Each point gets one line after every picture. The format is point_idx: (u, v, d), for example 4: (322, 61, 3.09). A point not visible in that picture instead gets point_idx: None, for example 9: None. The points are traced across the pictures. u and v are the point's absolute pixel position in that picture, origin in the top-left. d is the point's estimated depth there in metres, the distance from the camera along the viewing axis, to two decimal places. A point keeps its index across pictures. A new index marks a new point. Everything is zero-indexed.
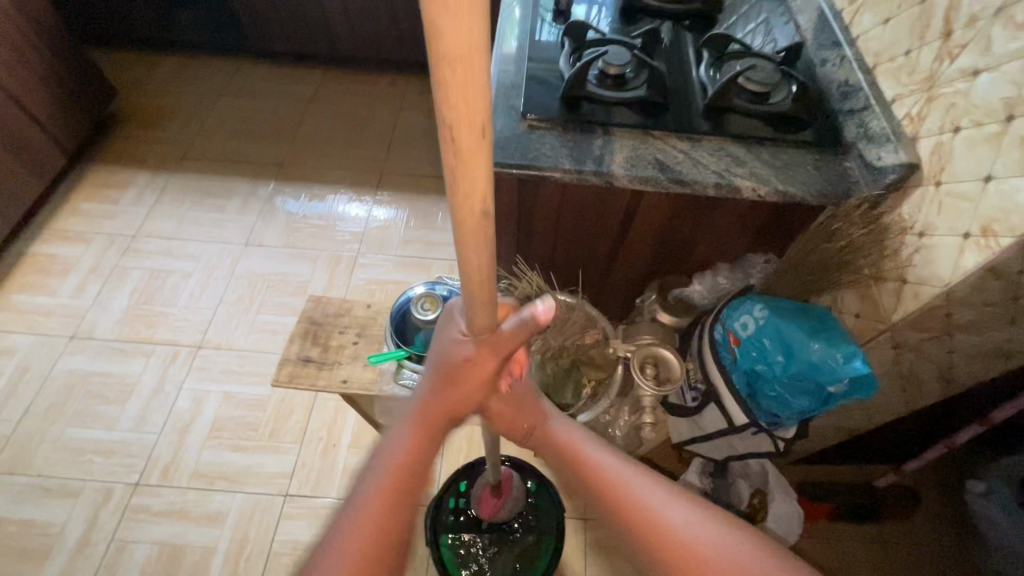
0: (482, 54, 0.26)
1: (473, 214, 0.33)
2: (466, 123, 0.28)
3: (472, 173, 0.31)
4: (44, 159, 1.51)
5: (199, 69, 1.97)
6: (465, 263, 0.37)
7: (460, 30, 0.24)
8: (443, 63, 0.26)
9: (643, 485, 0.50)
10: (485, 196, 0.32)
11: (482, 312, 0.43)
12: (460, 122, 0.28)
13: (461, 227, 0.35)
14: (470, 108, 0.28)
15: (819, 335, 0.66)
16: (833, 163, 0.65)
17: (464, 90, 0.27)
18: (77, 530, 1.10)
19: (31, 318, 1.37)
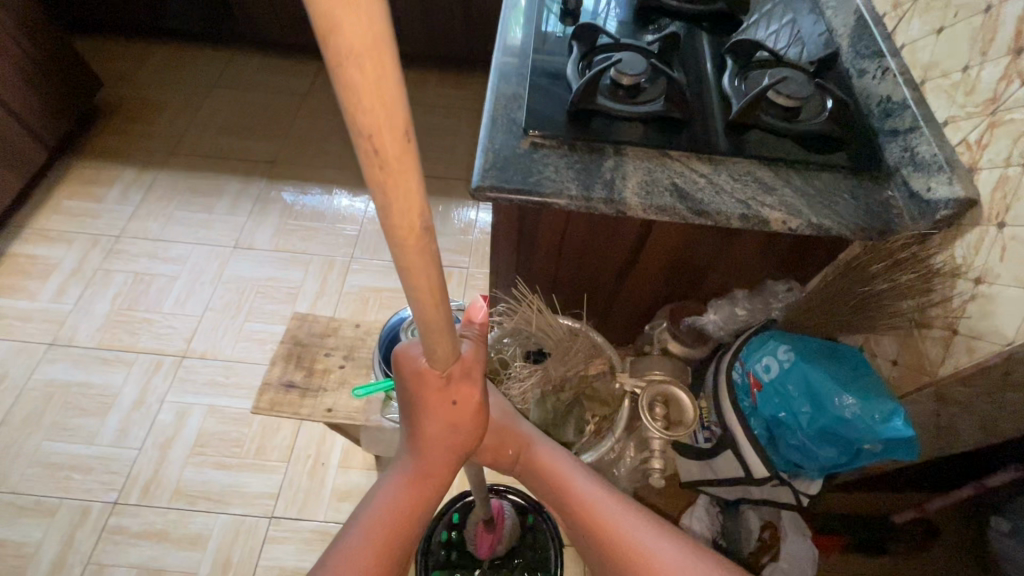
0: (390, 47, 0.21)
1: (411, 230, 0.28)
2: (381, 128, 0.23)
3: (405, 189, 0.26)
4: (24, 154, 1.44)
5: (190, 59, 1.89)
6: (409, 284, 0.32)
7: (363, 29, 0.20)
8: (331, 54, 0.21)
9: (619, 517, 0.54)
10: (420, 218, 0.28)
11: (440, 346, 0.39)
12: (379, 134, 0.23)
13: (400, 255, 0.30)
14: (381, 105, 0.22)
15: (852, 386, 0.59)
16: (874, 192, 0.58)
17: (379, 97, 0.22)
18: (52, 551, 1.05)
19: (9, 323, 1.31)
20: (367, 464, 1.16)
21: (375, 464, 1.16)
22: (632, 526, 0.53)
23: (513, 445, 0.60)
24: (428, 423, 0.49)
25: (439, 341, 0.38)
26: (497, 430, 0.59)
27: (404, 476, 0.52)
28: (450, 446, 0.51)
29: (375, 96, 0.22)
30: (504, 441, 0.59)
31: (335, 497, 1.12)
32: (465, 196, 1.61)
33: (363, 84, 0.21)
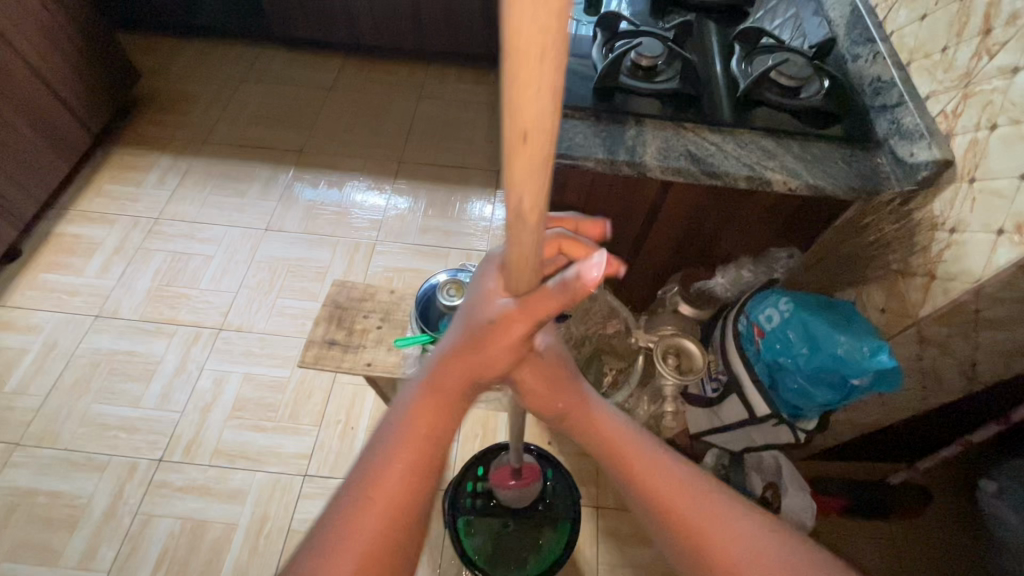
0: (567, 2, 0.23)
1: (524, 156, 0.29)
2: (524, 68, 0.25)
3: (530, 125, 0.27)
4: (70, 140, 1.53)
5: (220, 54, 1.98)
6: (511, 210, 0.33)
7: (539, 38, 0.24)
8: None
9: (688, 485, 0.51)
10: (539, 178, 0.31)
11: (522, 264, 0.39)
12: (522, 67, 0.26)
13: (509, 218, 0.35)
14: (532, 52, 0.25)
15: (845, 329, 0.66)
16: (863, 159, 0.66)
17: (525, 94, 0.26)
18: (104, 502, 1.13)
19: (58, 296, 1.40)
20: None
21: None
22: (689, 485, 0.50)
23: (563, 398, 0.55)
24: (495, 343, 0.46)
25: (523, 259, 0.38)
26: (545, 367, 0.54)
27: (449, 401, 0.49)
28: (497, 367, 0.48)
29: (523, 85, 0.26)
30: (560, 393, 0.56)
31: None
32: (483, 185, 1.70)
33: (514, 76, 0.26)
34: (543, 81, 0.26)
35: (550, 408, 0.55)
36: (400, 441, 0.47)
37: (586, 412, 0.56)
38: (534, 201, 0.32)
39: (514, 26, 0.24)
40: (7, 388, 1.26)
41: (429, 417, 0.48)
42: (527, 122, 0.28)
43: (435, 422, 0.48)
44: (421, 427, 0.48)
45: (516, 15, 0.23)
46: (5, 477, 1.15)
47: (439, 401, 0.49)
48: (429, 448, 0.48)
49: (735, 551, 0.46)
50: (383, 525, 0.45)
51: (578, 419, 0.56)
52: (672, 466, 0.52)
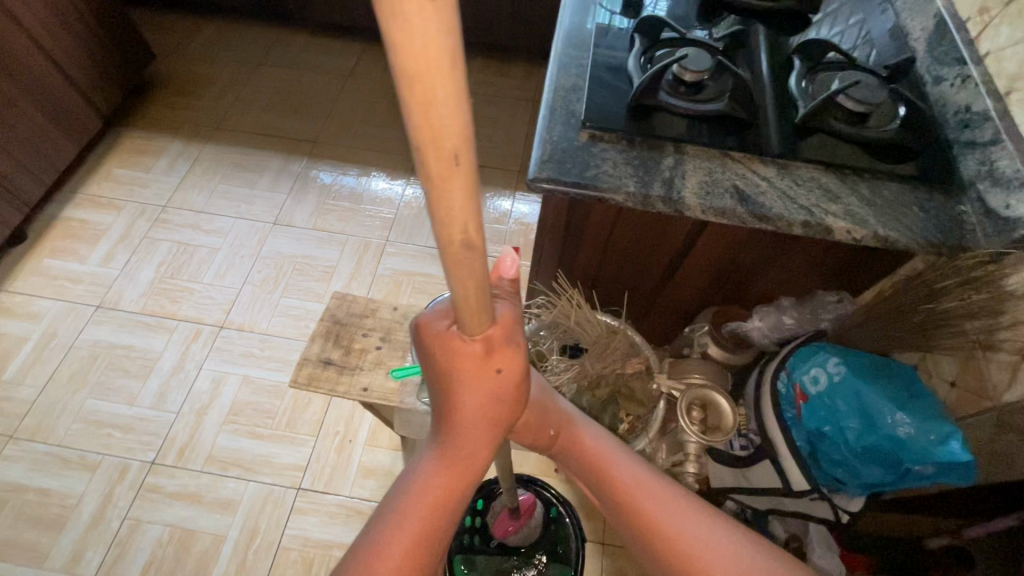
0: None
1: (443, 174, 0.27)
2: (422, 82, 0.23)
3: (442, 139, 0.25)
4: (80, 121, 1.48)
5: (237, 36, 1.91)
6: (439, 229, 0.30)
7: (431, 56, 0.22)
8: (381, 9, 0.20)
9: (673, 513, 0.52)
10: (464, 196, 0.28)
11: (472, 303, 0.36)
12: (417, 87, 0.23)
13: (445, 256, 0.32)
14: (425, 65, 0.22)
15: (904, 404, 0.57)
16: (944, 206, 0.56)
17: (435, 117, 0.24)
18: (93, 503, 1.10)
19: (61, 284, 1.37)
20: (393, 444, 1.18)
21: (402, 445, 1.18)
22: (681, 514, 0.52)
23: (554, 425, 0.58)
24: (468, 395, 0.46)
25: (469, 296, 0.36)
26: (539, 408, 0.58)
27: (437, 462, 0.48)
28: (487, 421, 0.48)
29: (430, 109, 0.23)
30: (546, 420, 0.58)
31: (360, 475, 1.15)
32: (501, 185, 1.61)
33: (417, 103, 0.23)
34: (449, 96, 0.23)
35: (542, 436, 0.58)
36: (405, 507, 0.46)
37: (574, 441, 0.59)
38: (474, 228, 0.30)
39: (405, 56, 0.21)
40: (4, 377, 1.23)
41: (435, 481, 0.48)
42: (444, 145, 0.25)
43: (439, 487, 0.48)
44: (428, 490, 0.47)
45: (404, 36, 0.21)
46: None
47: (428, 466, 0.48)
48: (436, 508, 0.47)
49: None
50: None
51: (568, 443, 0.59)
52: (659, 489, 0.54)
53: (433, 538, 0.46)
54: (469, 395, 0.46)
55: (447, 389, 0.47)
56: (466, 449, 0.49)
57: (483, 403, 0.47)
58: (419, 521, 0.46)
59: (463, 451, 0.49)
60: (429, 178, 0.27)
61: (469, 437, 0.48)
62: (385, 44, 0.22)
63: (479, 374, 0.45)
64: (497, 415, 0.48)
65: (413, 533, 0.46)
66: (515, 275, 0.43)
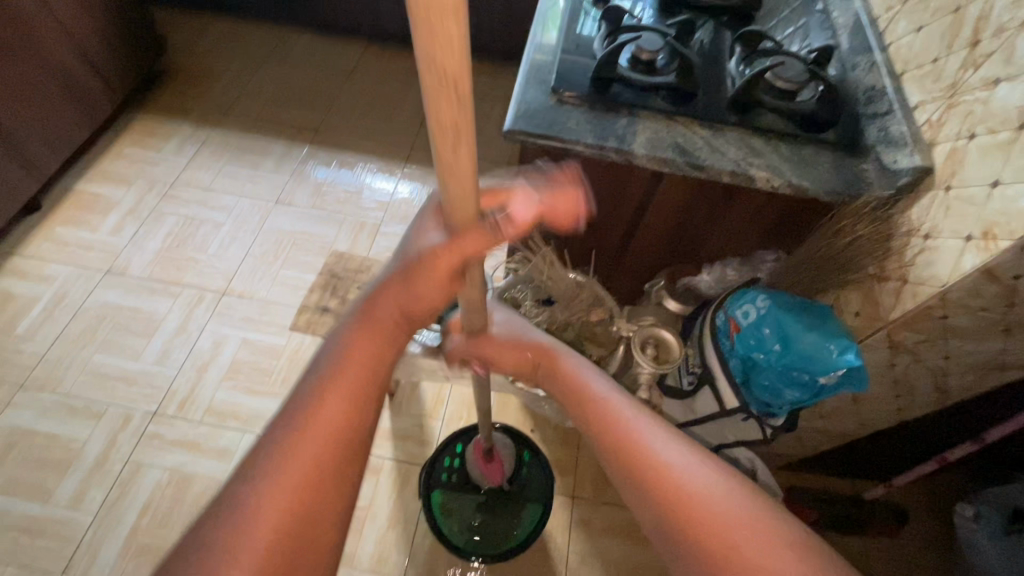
0: None
1: (444, 72, 0.34)
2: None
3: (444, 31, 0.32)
4: (97, 102, 1.58)
5: (247, 32, 2.04)
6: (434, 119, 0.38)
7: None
8: None
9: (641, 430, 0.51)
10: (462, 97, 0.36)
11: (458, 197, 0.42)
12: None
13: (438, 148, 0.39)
14: None
15: (816, 327, 0.68)
16: (849, 164, 0.67)
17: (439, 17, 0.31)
18: (97, 448, 1.17)
19: (72, 250, 1.45)
20: None
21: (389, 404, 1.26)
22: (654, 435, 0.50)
23: (533, 350, 0.63)
24: (424, 275, 0.45)
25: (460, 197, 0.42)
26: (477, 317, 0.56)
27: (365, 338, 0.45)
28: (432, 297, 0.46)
29: (436, 22, 0.31)
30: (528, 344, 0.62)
31: None
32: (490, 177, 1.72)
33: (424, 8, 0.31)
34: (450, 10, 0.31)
35: (521, 360, 0.63)
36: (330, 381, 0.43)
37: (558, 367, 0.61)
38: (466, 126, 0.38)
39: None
40: (16, 333, 1.31)
41: (359, 361, 0.44)
42: (443, 54, 0.33)
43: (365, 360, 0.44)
44: (346, 373, 0.43)
45: None
46: (5, 416, 1.20)
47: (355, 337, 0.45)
48: (361, 391, 0.43)
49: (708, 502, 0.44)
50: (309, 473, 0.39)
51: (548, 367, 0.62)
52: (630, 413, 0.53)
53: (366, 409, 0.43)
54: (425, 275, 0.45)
55: (403, 267, 0.45)
56: (391, 318, 0.46)
57: (437, 282, 0.45)
58: (343, 405, 0.42)
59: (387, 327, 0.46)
60: (428, 75, 0.35)
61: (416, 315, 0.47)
62: None
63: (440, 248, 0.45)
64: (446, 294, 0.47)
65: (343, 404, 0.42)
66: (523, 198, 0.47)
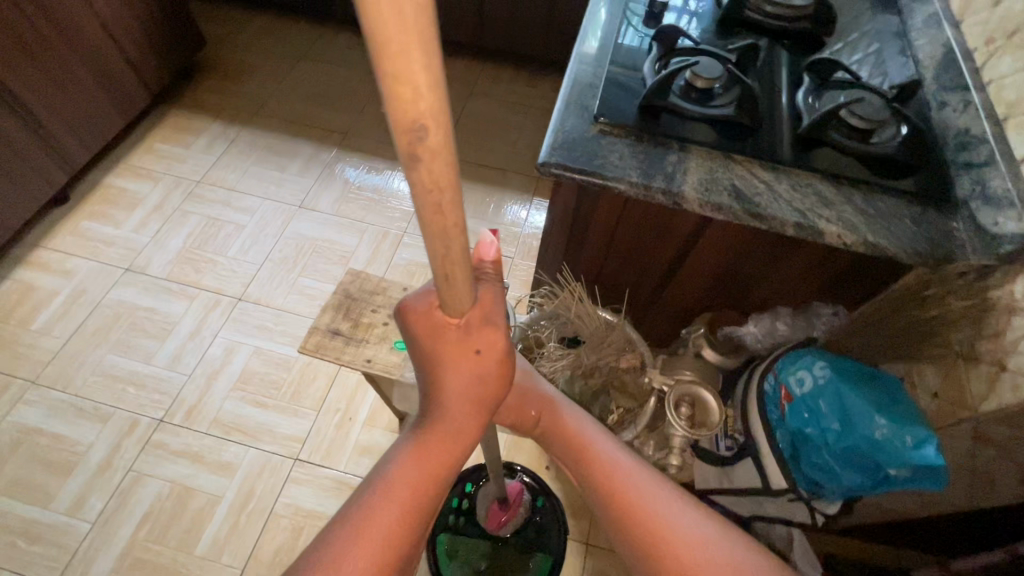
0: None
1: (411, 138, 0.27)
2: (389, 51, 0.23)
3: (415, 104, 0.25)
4: (130, 97, 1.57)
5: (284, 31, 2.01)
6: (419, 197, 0.31)
7: (402, 24, 0.22)
8: None
9: (652, 492, 0.54)
10: (449, 166, 0.29)
11: (460, 296, 0.40)
12: (386, 53, 0.23)
13: (427, 234, 0.34)
14: (391, 30, 0.22)
15: (885, 407, 0.59)
16: (935, 221, 0.58)
17: (411, 80, 0.24)
18: (102, 452, 1.15)
19: (95, 245, 1.44)
20: (391, 426, 1.21)
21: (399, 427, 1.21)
22: (656, 497, 0.53)
23: (535, 404, 0.61)
24: (454, 375, 0.48)
25: (457, 293, 0.40)
26: (519, 391, 0.60)
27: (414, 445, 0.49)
28: (475, 397, 0.49)
29: (407, 93, 0.24)
30: (526, 401, 0.60)
31: (356, 452, 1.18)
32: (519, 191, 1.66)
33: (392, 73, 0.24)
34: (430, 66, 0.24)
35: (524, 417, 0.61)
36: (388, 483, 0.47)
37: (559, 421, 0.61)
38: (452, 196, 0.31)
39: (386, 26, 0.22)
40: (33, 326, 1.30)
41: (413, 471, 0.47)
42: (417, 108, 0.25)
43: (413, 472, 0.47)
44: (407, 478, 0.47)
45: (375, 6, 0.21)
46: (15, 413, 1.19)
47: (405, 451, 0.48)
48: (417, 494, 0.47)
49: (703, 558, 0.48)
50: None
51: (551, 423, 0.61)
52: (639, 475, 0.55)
53: (422, 514, 0.47)
54: (453, 376, 0.48)
55: (433, 368, 0.49)
56: (439, 439, 0.49)
57: (465, 378, 0.48)
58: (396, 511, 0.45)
59: (444, 431, 0.49)
60: (406, 154, 0.28)
61: (460, 411, 0.50)
62: (359, 10, 0.22)
63: (462, 345, 0.47)
64: (482, 393, 0.50)
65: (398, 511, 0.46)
66: (496, 258, 0.46)
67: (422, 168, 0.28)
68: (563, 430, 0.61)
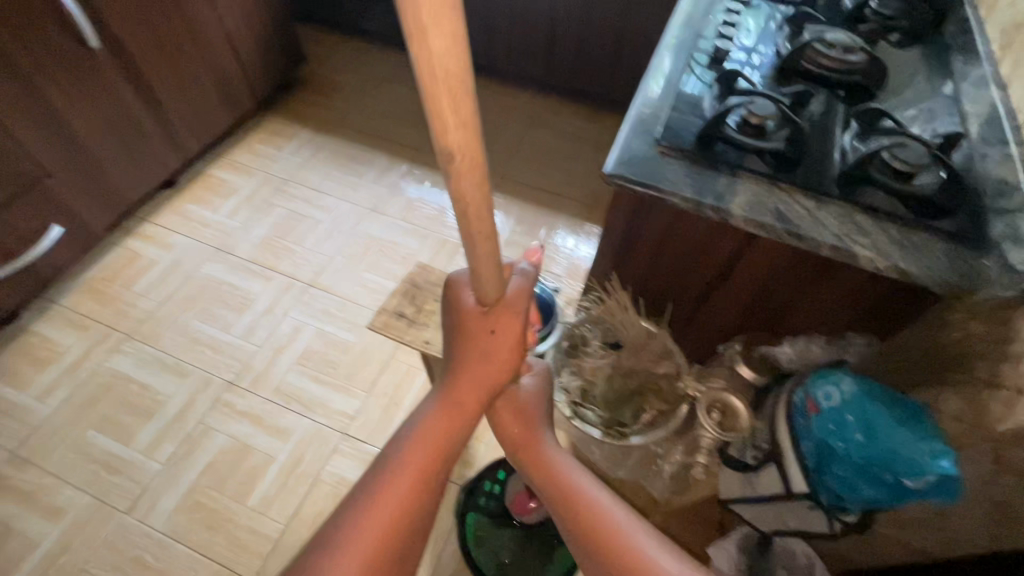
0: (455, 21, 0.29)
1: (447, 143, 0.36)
2: (433, 81, 0.32)
3: (451, 116, 0.34)
4: (240, 101, 1.79)
5: (373, 56, 2.24)
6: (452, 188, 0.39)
7: (438, 62, 0.31)
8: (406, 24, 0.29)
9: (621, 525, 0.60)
10: (474, 164, 0.38)
11: (490, 286, 0.50)
12: (431, 82, 0.32)
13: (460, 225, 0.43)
14: (432, 68, 0.31)
15: (907, 423, 0.64)
16: (966, 257, 0.63)
17: (449, 103, 0.33)
18: (178, 404, 1.28)
19: (193, 225, 1.63)
20: None
21: None
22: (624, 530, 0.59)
23: (522, 427, 0.66)
24: (467, 352, 0.58)
25: (487, 282, 0.50)
26: (515, 405, 0.66)
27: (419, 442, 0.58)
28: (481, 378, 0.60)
29: (441, 102, 0.33)
30: (516, 421, 0.66)
31: None
32: (573, 217, 1.76)
33: (431, 96, 0.33)
34: (455, 93, 0.33)
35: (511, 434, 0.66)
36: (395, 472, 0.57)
37: (543, 453, 0.66)
38: (473, 190, 0.40)
39: (424, 58, 0.31)
40: (135, 289, 1.48)
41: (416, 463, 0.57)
42: (447, 124, 0.34)
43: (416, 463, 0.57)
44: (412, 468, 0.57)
45: (422, 49, 0.30)
46: (111, 361, 1.35)
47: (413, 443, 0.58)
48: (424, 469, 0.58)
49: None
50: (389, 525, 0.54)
51: (533, 451, 0.66)
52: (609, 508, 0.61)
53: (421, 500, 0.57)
54: (469, 354, 0.58)
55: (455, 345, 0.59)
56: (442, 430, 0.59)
57: (479, 357, 0.58)
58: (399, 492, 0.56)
59: (446, 423, 0.59)
60: (441, 154, 0.37)
61: (465, 393, 0.60)
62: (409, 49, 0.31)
63: (484, 328, 0.56)
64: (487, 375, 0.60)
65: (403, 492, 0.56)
66: (538, 257, 0.63)
67: (453, 167, 0.37)
68: (545, 464, 0.65)
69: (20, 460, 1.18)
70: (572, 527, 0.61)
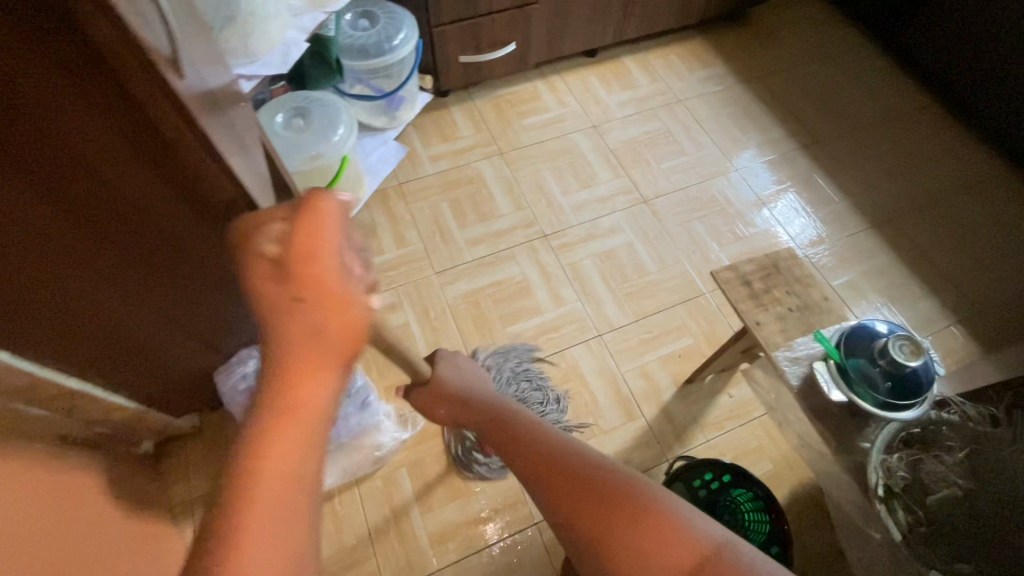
0: (310, 256, 0.43)
1: (304, 281, 0.42)
2: (303, 278, 0.42)
3: (315, 284, 0.43)
4: (690, 10, 1.80)
5: (833, 27, 2.00)
6: (306, 323, 0.42)
7: (307, 273, 0.43)
8: (293, 277, 0.43)
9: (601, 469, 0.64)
10: (342, 281, 0.43)
11: (459, 374, 0.94)
12: (302, 274, 0.43)
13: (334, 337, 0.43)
14: (313, 272, 0.43)
15: None
16: None
17: (321, 290, 0.43)
18: (505, 225, 1.50)
19: (589, 96, 1.78)
20: (675, 377, 1.30)
21: (682, 383, 1.29)
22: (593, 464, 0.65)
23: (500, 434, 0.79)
24: (452, 397, 0.90)
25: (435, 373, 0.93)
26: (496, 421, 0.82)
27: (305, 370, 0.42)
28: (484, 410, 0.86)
29: (311, 273, 0.43)
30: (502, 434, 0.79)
31: (638, 369, 1.31)
32: (942, 307, 1.43)
33: (300, 265, 0.43)
34: (315, 277, 0.43)
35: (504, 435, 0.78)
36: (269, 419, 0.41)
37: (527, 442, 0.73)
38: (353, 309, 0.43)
39: (298, 264, 0.43)
40: (523, 122, 1.71)
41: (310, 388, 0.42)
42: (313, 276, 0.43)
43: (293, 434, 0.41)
44: (309, 387, 0.42)
45: (305, 242, 0.43)
46: (481, 164, 1.61)
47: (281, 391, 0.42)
48: (330, 376, 0.42)
49: (621, 484, 0.61)
50: (295, 440, 0.40)
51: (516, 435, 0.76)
52: (560, 452, 0.69)
53: (318, 444, 0.42)
54: (466, 394, 0.90)
55: (452, 395, 0.91)
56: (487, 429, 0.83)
57: (452, 408, 0.91)
58: (296, 433, 0.41)
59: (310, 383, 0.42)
60: (311, 299, 0.42)
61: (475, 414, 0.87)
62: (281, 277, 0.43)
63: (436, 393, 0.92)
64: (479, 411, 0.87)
65: (295, 439, 0.41)
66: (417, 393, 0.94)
67: (314, 294, 0.42)
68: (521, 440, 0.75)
69: (401, 193, 1.54)
70: (524, 433, 0.76)
